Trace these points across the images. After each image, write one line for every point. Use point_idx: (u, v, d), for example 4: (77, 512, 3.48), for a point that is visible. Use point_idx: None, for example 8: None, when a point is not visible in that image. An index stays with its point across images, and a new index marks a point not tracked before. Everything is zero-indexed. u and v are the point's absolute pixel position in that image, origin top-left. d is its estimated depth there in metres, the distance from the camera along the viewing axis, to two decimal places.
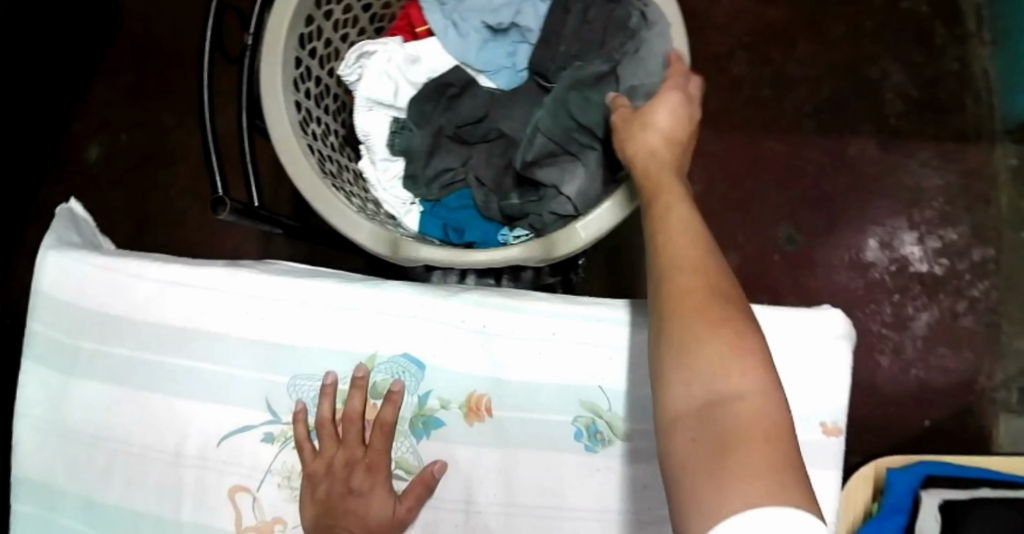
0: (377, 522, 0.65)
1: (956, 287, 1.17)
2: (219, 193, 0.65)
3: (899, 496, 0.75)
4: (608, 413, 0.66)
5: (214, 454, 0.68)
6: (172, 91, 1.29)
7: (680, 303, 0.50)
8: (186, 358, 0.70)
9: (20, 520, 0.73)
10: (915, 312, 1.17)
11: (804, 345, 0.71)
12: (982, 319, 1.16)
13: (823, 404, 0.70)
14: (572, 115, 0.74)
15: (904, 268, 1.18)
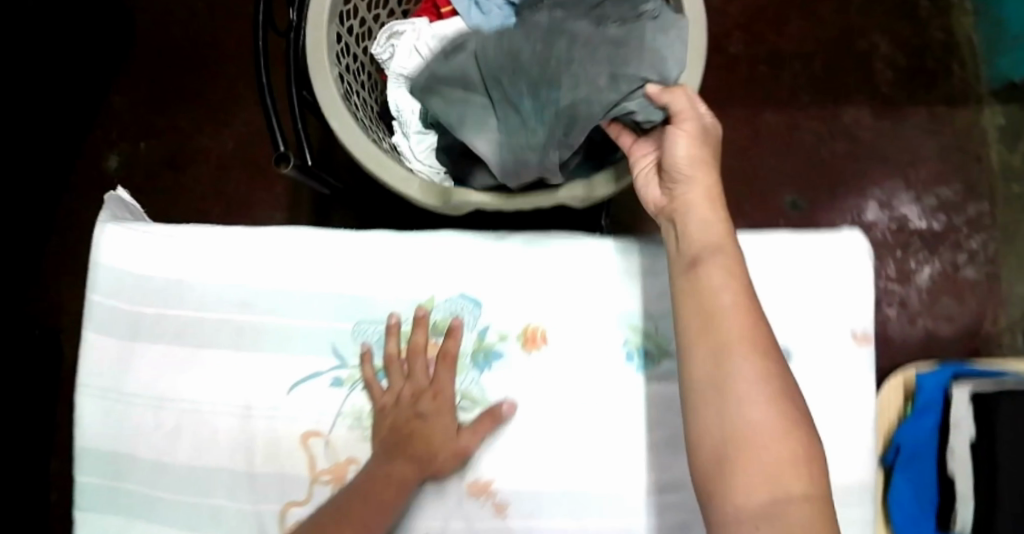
0: (444, 446, 0.67)
1: (954, 240, 1.21)
2: (282, 148, 0.67)
3: (930, 395, 0.75)
4: (657, 334, 0.70)
5: (285, 404, 0.71)
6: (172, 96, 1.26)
7: (740, 384, 0.54)
8: (252, 313, 0.72)
9: (84, 493, 0.74)
10: (917, 266, 1.21)
11: (829, 268, 0.75)
12: (982, 270, 1.21)
13: (855, 316, 0.74)
14: (557, 54, 0.62)
15: (903, 225, 1.22)
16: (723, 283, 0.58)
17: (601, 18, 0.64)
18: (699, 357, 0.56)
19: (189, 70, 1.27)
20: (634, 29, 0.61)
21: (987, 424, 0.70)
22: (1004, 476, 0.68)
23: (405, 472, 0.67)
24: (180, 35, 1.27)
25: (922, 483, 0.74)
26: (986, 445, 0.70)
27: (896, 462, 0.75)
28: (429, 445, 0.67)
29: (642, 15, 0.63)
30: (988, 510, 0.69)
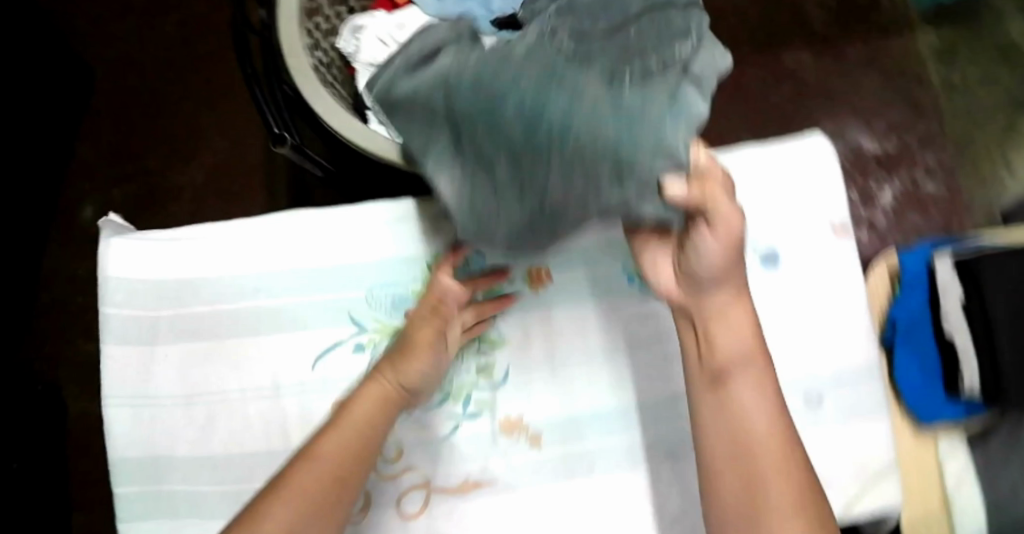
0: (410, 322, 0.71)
1: (910, 158, 1.20)
2: (277, 131, 0.73)
3: (916, 270, 0.80)
4: None
5: (311, 378, 0.73)
6: (116, 140, 1.22)
7: (749, 437, 0.58)
8: (267, 297, 0.75)
9: (121, 505, 0.74)
10: (880, 187, 1.19)
11: (800, 172, 0.79)
12: (942, 182, 1.19)
13: (832, 209, 0.78)
14: (550, 120, 0.51)
15: (859, 151, 1.21)
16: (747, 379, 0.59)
17: (613, 69, 0.53)
18: (717, 439, 0.59)
19: (125, 109, 1.22)
20: (649, 102, 0.51)
21: (974, 286, 0.76)
22: (1001, 329, 0.74)
23: (372, 393, 0.66)
24: (116, 81, 1.23)
25: (923, 352, 0.79)
26: (978, 304, 0.75)
27: (895, 337, 0.80)
28: (396, 361, 0.68)
29: (669, 68, 0.54)
30: (993, 361, 0.74)
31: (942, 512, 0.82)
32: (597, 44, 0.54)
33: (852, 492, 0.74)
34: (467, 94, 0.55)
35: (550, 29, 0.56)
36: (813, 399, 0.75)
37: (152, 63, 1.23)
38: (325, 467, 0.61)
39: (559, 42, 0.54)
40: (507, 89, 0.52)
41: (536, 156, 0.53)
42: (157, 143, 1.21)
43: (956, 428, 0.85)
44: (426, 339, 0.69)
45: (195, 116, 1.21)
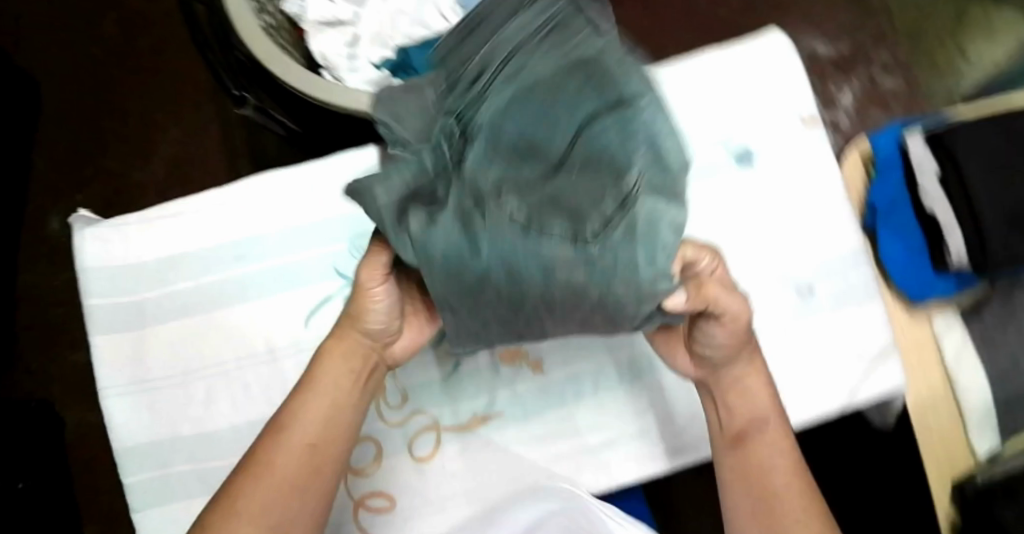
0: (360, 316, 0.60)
1: (864, 57, 1.19)
2: (238, 95, 0.76)
3: (888, 150, 0.81)
4: None
5: (306, 335, 0.73)
6: (68, 144, 1.17)
7: (775, 490, 0.60)
8: (251, 263, 0.74)
9: (132, 493, 0.73)
10: (839, 90, 1.18)
11: (763, 68, 0.79)
12: (900, 76, 1.18)
13: (799, 100, 0.78)
14: (527, 299, 0.46)
15: (813, 57, 1.20)
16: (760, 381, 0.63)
17: (581, 174, 0.45)
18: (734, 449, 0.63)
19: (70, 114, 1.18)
20: (621, 249, 0.44)
21: (948, 157, 0.76)
22: (979, 194, 0.74)
23: (340, 352, 0.61)
24: (58, 85, 1.19)
25: (905, 231, 0.79)
26: (953, 174, 0.76)
27: (876, 220, 0.80)
28: (351, 326, 0.61)
29: (630, 197, 0.45)
30: (976, 226, 0.74)
31: (945, 390, 0.82)
32: (543, 153, 0.46)
33: (855, 379, 0.74)
34: (437, 229, 0.46)
35: (479, 110, 0.48)
36: (805, 290, 0.76)
37: (92, 63, 1.19)
38: (293, 450, 0.59)
39: (511, 213, 0.45)
40: (472, 213, 0.46)
41: (525, 294, 0.46)
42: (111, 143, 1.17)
43: (948, 303, 0.84)
44: (375, 300, 0.58)
45: (147, 111, 1.18)
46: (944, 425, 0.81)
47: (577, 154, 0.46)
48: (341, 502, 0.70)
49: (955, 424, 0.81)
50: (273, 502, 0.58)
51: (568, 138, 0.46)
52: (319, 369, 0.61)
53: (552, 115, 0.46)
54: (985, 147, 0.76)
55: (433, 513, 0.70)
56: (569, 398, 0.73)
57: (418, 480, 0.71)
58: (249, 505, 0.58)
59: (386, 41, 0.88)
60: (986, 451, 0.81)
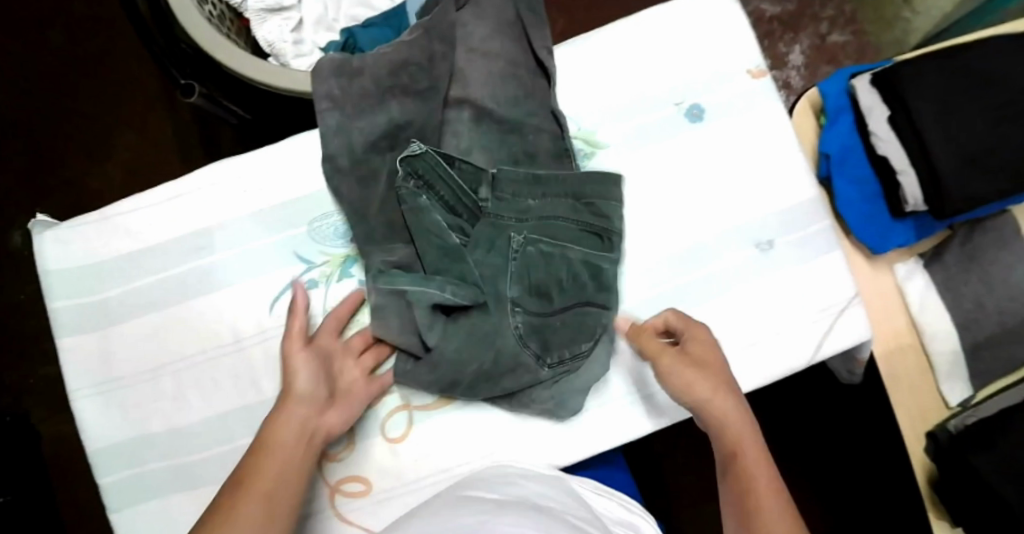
0: (296, 383, 0.66)
1: (811, 13, 1.23)
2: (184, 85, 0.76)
3: (837, 97, 0.81)
4: (580, 133, 0.78)
5: (271, 322, 0.72)
6: (24, 155, 1.15)
7: (756, 505, 0.63)
8: (211, 254, 0.74)
9: (109, 492, 0.72)
10: (788, 49, 1.22)
11: (705, 24, 0.79)
12: (847, 30, 1.22)
13: (746, 55, 0.79)
14: (505, 381, 0.69)
15: (761, 16, 1.23)
16: (745, 422, 0.67)
17: (575, 297, 0.69)
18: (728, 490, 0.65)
19: (20, 124, 1.16)
20: (575, 378, 0.69)
21: (895, 97, 0.76)
22: (929, 131, 0.74)
23: (282, 416, 0.65)
24: (7, 95, 1.16)
25: (860, 179, 0.80)
26: (902, 113, 0.76)
27: (831, 169, 0.81)
28: (287, 395, 0.66)
29: (599, 338, 0.70)
30: (927, 164, 0.74)
31: (912, 336, 0.83)
32: (546, 278, 0.69)
33: (819, 333, 0.75)
34: (436, 326, 0.68)
35: (507, 235, 0.70)
36: (764, 243, 0.76)
37: (37, 69, 1.16)
38: (253, 509, 0.61)
39: (514, 322, 0.69)
40: (487, 314, 0.69)
41: (513, 375, 0.68)
42: (67, 150, 1.15)
43: (908, 253, 0.84)
44: (303, 365, 0.67)
45: (99, 115, 1.15)
46: (911, 373, 0.83)
47: (573, 291, 0.70)
48: (317, 488, 0.70)
49: (924, 372, 0.83)
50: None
51: (569, 270, 0.70)
52: (267, 432, 0.65)
53: (562, 264, 0.69)
54: (935, 83, 0.76)
55: (411, 494, 0.70)
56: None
57: (393, 461, 0.71)
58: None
59: (329, 24, 0.89)
60: (957, 401, 0.82)
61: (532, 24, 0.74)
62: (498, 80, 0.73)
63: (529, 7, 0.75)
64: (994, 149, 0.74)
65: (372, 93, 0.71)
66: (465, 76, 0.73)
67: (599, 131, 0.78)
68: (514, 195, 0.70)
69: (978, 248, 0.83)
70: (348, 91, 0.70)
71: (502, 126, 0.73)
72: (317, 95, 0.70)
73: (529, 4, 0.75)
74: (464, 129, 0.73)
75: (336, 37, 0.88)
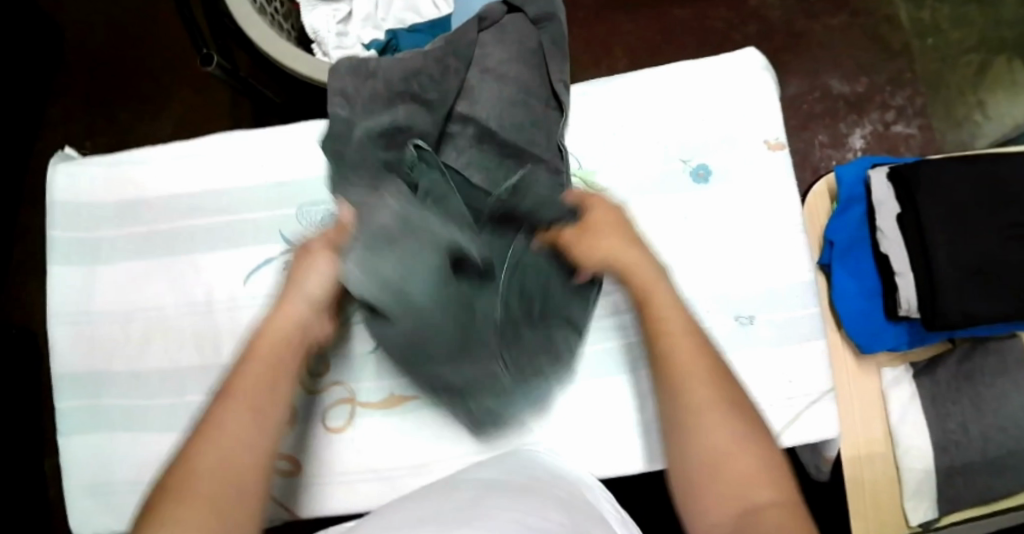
0: (315, 285, 0.62)
1: (880, 99, 1.13)
2: (204, 50, 0.75)
3: (852, 185, 0.79)
4: (580, 171, 0.78)
5: (243, 292, 0.74)
6: (87, 91, 1.22)
7: (668, 341, 0.57)
8: (204, 216, 0.77)
9: (62, 419, 0.75)
10: (849, 130, 1.13)
11: (730, 87, 0.79)
12: (914, 124, 1.12)
13: (766, 126, 0.78)
14: (460, 365, 0.67)
15: (826, 92, 1.14)
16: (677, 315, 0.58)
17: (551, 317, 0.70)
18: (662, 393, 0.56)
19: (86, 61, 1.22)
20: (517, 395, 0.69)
21: (907, 195, 0.75)
22: (933, 238, 0.73)
23: (288, 313, 0.60)
24: (84, 32, 1.23)
25: (861, 272, 0.78)
26: (911, 214, 0.75)
27: (832, 257, 0.79)
28: (296, 296, 0.61)
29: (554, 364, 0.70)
30: (926, 271, 0.73)
31: (886, 446, 0.79)
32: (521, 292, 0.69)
33: (781, 421, 0.72)
34: (427, 281, 0.65)
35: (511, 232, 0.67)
36: (744, 318, 0.74)
37: (116, 12, 1.22)
38: (246, 405, 0.55)
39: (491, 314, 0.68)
40: (473, 296, 0.67)
41: (479, 367, 0.67)
42: (127, 93, 1.21)
43: (900, 359, 0.81)
44: (322, 269, 0.62)
45: (160, 67, 1.21)
46: (879, 482, 0.78)
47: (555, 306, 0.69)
48: None
49: (891, 486, 0.78)
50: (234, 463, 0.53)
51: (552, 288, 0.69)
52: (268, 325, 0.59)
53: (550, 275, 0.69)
54: (949, 186, 0.75)
55: (340, 486, 0.71)
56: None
57: (328, 451, 0.72)
58: (206, 468, 0.52)
59: (377, 23, 0.91)
60: (919, 522, 0.77)
61: (551, 54, 0.75)
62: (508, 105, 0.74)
63: (552, 41, 0.75)
64: (1001, 270, 0.73)
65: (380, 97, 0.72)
66: (478, 96, 0.74)
67: (598, 173, 0.78)
68: (518, 208, 0.70)
69: (976, 368, 0.78)
70: (357, 89, 0.72)
71: (500, 148, 0.73)
72: (331, 88, 0.72)
73: (553, 35, 0.75)
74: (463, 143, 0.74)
75: (381, 35, 0.91)
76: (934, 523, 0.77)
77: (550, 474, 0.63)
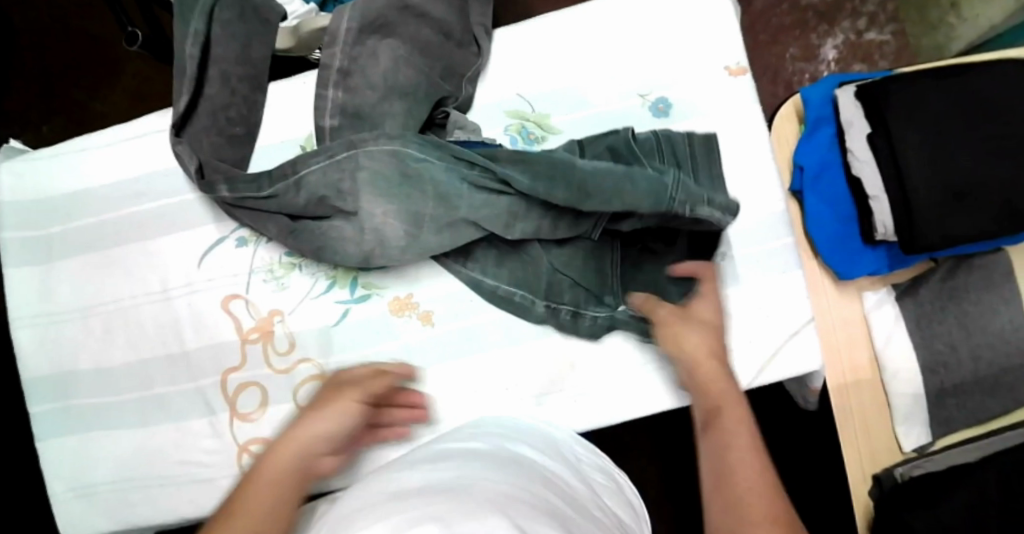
0: (319, 436, 0.60)
1: (850, 7, 1.08)
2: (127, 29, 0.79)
3: (820, 105, 0.76)
4: (532, 115, 0.75)
5: (198, 277, 0.73)
6: (36, 74, 1.17)
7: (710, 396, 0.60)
8: (150, 202, 0.75)
9: (36, 422, 0.74)
10: (820, 41, 1.09)
11: (682, 11, 0.75)
12: (887, 30, 1.08)
13: (723, 52, 0.74)
14: (304, 229, 0.71)
15: (796, 5, 1.09)
16: (734, 425, 0.57)
17: (619, 191, 0.65)
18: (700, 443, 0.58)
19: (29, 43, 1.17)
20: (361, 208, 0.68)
21: (877, 112, 0.72)
22: (906, 157, 0.70)
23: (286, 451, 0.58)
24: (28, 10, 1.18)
25: (833, 197, 0.75)
26: (881, 132, 0.72)
27: (803, 183, 0.76)
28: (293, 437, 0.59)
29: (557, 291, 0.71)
30: (901, 188, 0.70)
31: (872, 373, 0.76)
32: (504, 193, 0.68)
33: (763, 357, 0.70)
34: (483, 261, 0.71)
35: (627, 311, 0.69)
36: (716, 255, 0.72)
37: None
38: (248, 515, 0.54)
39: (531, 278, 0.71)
40: (533, 286, 0.71)
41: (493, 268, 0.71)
42: (77, 72, 1.16)
43: (881, 281, 0.78)
44: (335, 409, 0.62)
45: (108, 41, 1.16)
46: (866, 410, 0.76)
47: (640, 225, 0.68)
48: (226, 446, 0.71)
49: (881, 412, 0.76)
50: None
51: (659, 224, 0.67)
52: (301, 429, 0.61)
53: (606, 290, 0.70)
54: (917, 99, 0.71)
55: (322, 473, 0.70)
56: (476, 348, 0.71)
57: None
58: None
59: None
60: (914, 446, 0.75)
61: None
62: (405, 63, 0.72)
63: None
64: (980, 184, 0.69)
65: (244, 54, 0.73)
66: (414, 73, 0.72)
67: (547, 109, 0.75)
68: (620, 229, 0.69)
69: (959, 286, 0.75)
70: (219, 46, 0.72)
71: (442, 88, 0.73)
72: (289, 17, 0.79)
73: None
74: (329, 109, 0.73)
75: None
76: (928, 447, 0.75)
77: (539, 437, 0.64)
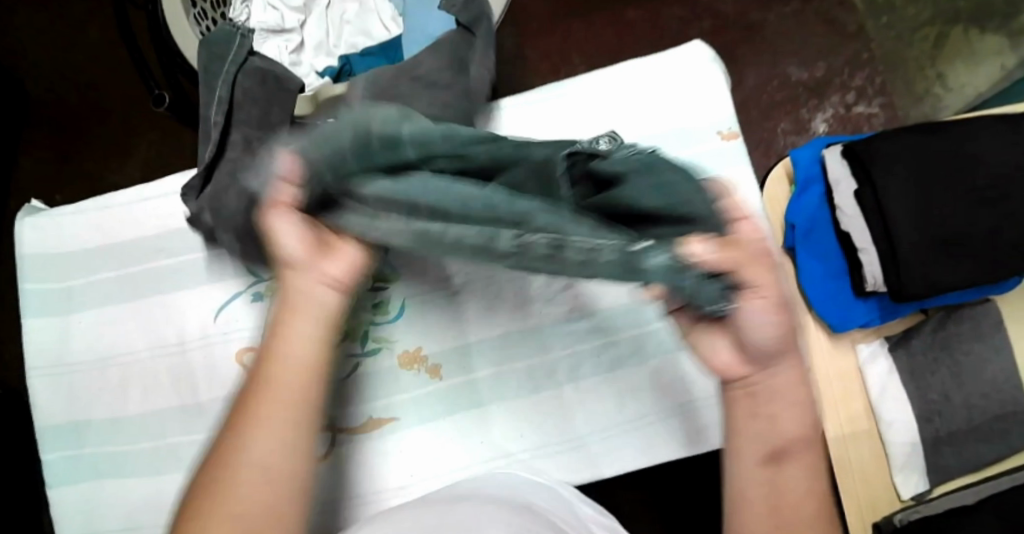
0: (305, 286, 0.54)
1: (839, 82, 1.14)
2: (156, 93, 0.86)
3: (809, 166, 0.80)
4: None
5: (214, 328, 0.75)
6: (52, 143, 1.22)
7: (782, 415, 0.49)
8: (170, 257, 0.78)
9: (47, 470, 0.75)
10: (810, 115, 1.14)
11: (677, 80, 0.79)
12: (875, 103, 1.13)
13: (716, 117, 0.78)
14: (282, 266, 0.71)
15: (786, 80, 1.15)
16: (802, 454, 0.49)
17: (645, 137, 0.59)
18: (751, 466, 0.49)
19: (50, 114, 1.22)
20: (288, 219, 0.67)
21: (862, 171, 0.76)
22: (893, 212, 0.74)
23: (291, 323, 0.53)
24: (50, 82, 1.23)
25: (825, 254, 0.79)
26: (867, 189, 0.75)
27: (796, 241, 0.80)
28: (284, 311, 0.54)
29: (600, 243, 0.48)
30: (889, 242, 0.74)
31: (868, 423, 0.78)
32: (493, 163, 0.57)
33: None
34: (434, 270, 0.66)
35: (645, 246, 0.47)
36: None
37: (75, 62, 1.22)
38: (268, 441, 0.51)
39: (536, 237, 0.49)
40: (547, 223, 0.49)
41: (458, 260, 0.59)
42: (93, 141, 1.21)
43: (874, 333, 0.81)
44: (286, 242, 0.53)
45: (127, 111, 1.21)
46: (864, 459, 0.77)
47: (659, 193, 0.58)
48: None
49: (878, 462, 0.78)
50: (271, 492, 0.50)
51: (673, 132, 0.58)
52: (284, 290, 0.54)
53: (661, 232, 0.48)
54: (900, 157, 0.75)
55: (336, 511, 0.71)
56: (483, 401, 0.73)
57: None
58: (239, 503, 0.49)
59: (329, 50, 0.91)
60: (912, 493, 0.77)
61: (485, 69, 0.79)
62: None
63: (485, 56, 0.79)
64: (963, 236, 0.73)
65: (263, 118, 0.76)
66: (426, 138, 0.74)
67: None
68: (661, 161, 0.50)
69: (951, 337, 0.78)
70: (241, 110, 0.76)
71: None
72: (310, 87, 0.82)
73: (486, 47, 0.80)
74: None
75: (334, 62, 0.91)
76: (926, 495, 0.77)
77: (543, 490, 0.64)
